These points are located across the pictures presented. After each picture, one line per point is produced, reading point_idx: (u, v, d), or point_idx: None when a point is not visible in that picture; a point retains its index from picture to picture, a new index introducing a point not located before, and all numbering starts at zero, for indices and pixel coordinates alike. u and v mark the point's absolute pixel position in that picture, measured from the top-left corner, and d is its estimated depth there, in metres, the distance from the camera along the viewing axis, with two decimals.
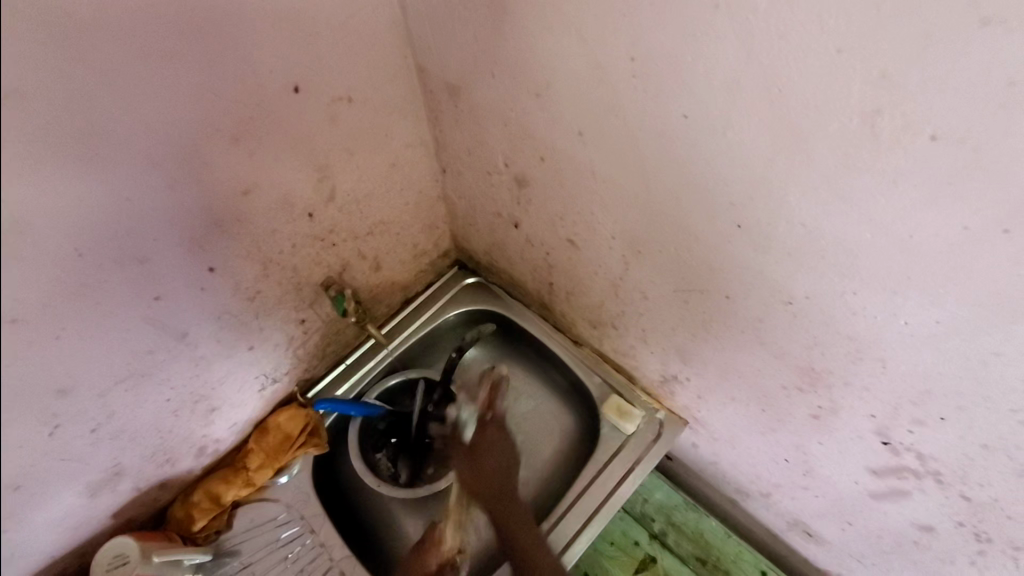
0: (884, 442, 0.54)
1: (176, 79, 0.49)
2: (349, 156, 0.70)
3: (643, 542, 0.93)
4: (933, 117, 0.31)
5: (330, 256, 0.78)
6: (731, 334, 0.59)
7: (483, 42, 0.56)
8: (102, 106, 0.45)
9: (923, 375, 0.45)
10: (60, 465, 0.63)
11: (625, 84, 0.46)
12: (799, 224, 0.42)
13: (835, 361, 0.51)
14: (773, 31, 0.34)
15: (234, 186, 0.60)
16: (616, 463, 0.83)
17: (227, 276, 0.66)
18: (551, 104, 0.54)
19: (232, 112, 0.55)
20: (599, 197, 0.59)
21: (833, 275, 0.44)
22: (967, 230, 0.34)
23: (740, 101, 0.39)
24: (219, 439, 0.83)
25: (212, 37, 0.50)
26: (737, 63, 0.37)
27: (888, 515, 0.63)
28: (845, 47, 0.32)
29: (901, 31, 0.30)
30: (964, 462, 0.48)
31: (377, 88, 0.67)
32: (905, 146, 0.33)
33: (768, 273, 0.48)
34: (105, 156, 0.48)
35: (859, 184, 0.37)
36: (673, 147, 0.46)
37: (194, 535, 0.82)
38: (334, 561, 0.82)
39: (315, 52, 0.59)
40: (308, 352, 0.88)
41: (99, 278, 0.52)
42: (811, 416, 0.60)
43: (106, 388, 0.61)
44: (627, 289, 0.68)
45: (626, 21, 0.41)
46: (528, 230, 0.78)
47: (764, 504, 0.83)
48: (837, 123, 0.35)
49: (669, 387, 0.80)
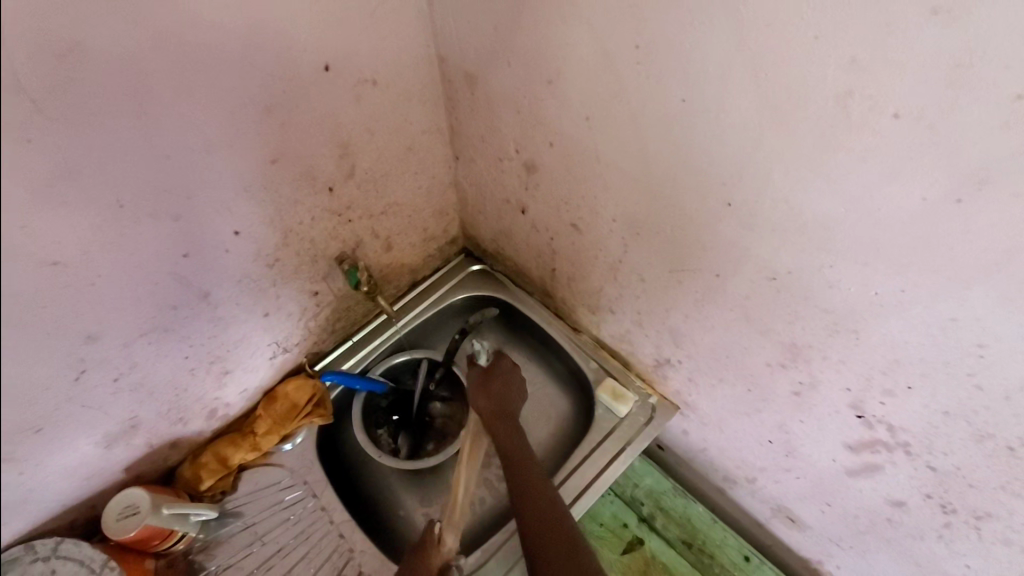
0: (859, 415, 0.58)
1: (221, 50, 0.54)
2: (370, 136, 0.75)
3: (631, 525, 0.96)
4: (895, 97, 0.36)
5: (346, 231, 0.83)
6: (720, 312, 0.63)
7: (501, 32, 0.60)
8: (154, 68, 0.51)
9: (892, 346, 0.49)
10: (82, 411, 0.66)
11: (628, 69, 0.50)
12: (783, 201, 0.47)
13: (814, 336, 0.55)
14: (761, 21, 0.39)
15: (263, 155, 0.65)
16: (608, 443, 0.87)
17: (250, 241, 0.71)
18: (561, 90, 0.59)
19: (268, 85, 0.60)
20: (603, 179, 0.63)
21: (812, 249, 0.48)
22: (925, 202, 0.39)
23: (730, 86, 0.44)
24: (229, 404, 0.87)
25: (256, 14, 0.55)
26: (728, 49, 0.42)
27: (863, 492, 0.66)
28: (821, 35, 0.37)
29: (866, 21, 0.34)
30: (929, 431, 0.53)
31: (399, 74, 0.72)
32: (872, 124, 0.38)
33: (755, 249, 0.53)
34: (151, 114, 0.53)
35: (834, 161, 0.41)
36: (671, 128, 0.51)
37: (201, 494, 0.85)
38: (334, 524, 0.86)
39: (346, 33, 0.63)
40: (318, 326, 0.92)
41: (135, 229, 0.57)
42: (792, 393, 0.64)
43: (131, 338, 0.65)
44: (625, 272, 0.72)
45: (633, 11, 0.46)
46: (533, 216, 0.82)
47: (748, 489, 0.87)
48: (815, 104, 0.40)
49: (662, 372, 0.84)
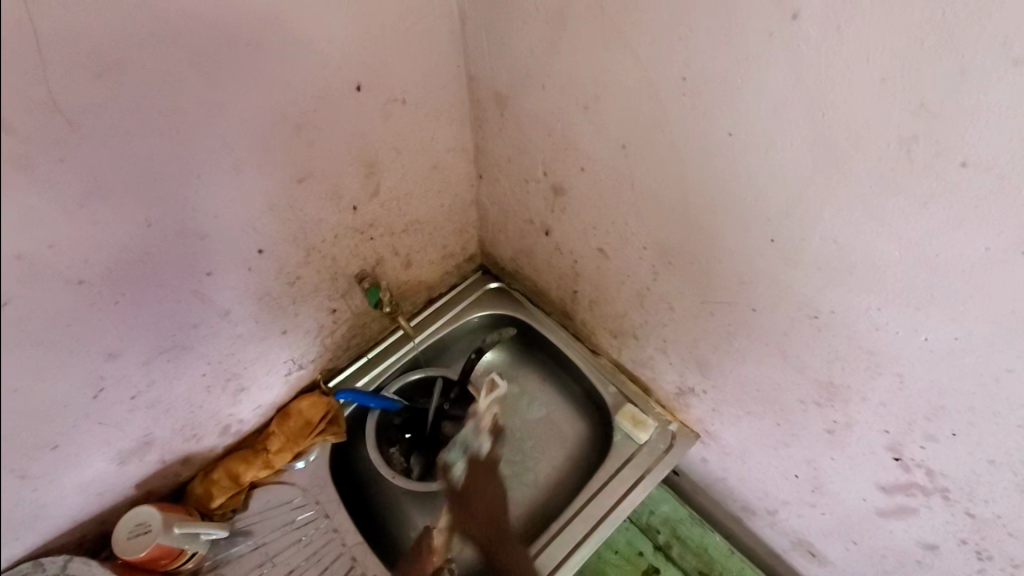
0: (896, 458, 0.56)
1: (255, 69, 0.53)
2: (396, 154, 0.74)
3: (647, 553, 0.94)
4: (964, 146, 0.35)
5: (367, 249, 0.81)
6: (753, 346, 0.62)
7: (537, 56, 0.60)
8: (188, 88, 0.50)
9: (938, 391, 0.48)
10: (98, 428, 0.65)
11: (672, 100, 0.49)
12: (831, 241, 0.46)
13: (853, 376, 0.53)
14: (823, 60, 0.38)
15: (291, 173, 0.64)
16: (626, 471, 0.86)
17: (272, 259, 0.69)
18: (598, 116, 0.58)
19: (299, 104, 0.59)
20: (636, 207, 0.62)
21: (859, 290, 0.47)
22: (989, 252, 0.37)
23: (783, 122, 0.42)
24: (242, 419, 0.85)
25: (291, 33, 0.54)
26: (784, 85, 0.41)
27: (893, 534, 0.65)
28: (888, 77, 0.36)
29: (940, 66, 0.33)
30: (971, 478, 0.51)
31: (428, 94, 0.72)
32: (938, 171, 0.37)
33: (796, 286, 0.51)
34: (184, 133, 0.52)
35: (890, 205, 0.40)
36: (713, 161, 0.50)
37: (212, 512, 0.84)
38: (346, 546, 0.84)
39: (379, 52, 0.63)
40: (335, 342, 0.90)
41: (161, 248, 0.56)
42: (825, 431, 0.62)
43: (151, 356, 0.64)
44: (652, 299, 0.71)
45: (682, 44, 0.45)
46: (558, 238, 0.81)
47: (768, 521, 0.85)
48: (875, 146, 0.39)
49: (684, 400, 0.83)
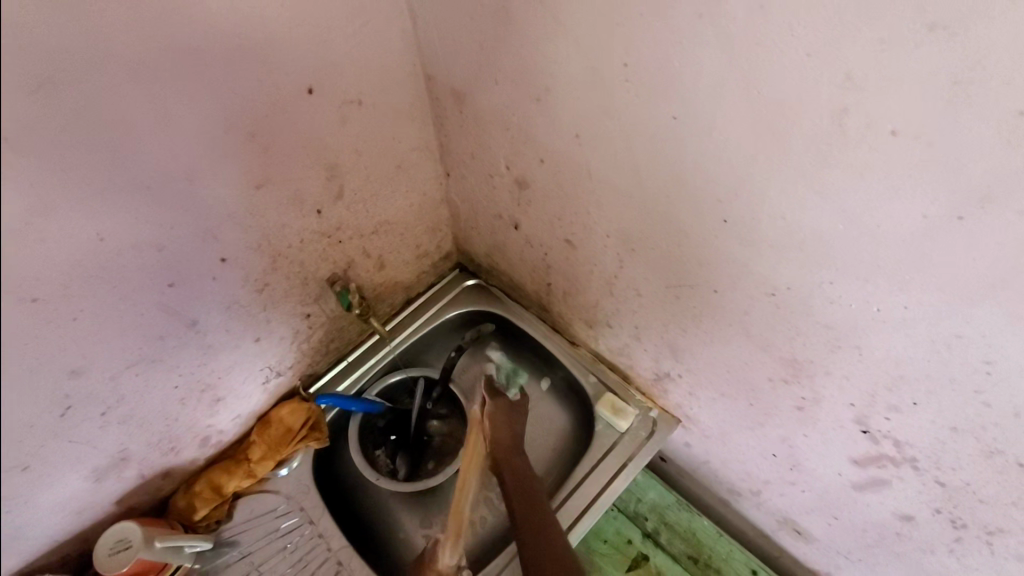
0: (864, 430, 0.57)
1: (200, 77, 0.53)
2: (357, 156, 0.74)
3: (636, 541, 0.95)
4: (891, 116, 0.35)
5: (336, 252, 0.81)
6: (719, 328, 0.62)
7: (487, 49, 0.59)
8: (131, 99, 0.49)
9: (896, 361, 0.48)
10: (69, 447, 0.65)
11: (618, 87, 0.49)
12: (780, 218, 0.46)
13: (816, 352, 0.53)
14: (751, 38, 0.38)
15: (248, 180, 0.63)
16: (609, 460, 0.86)
17: (238, 267, 0.69)
18: (550, 107, 0.58)
19: (250, 111, 0.59)
20: (596, 196, 0.62)
21: (812, 266, 0.47)
22: (927, 218, 0.37)
23: (721, 104, 0.43)
24: (222, 430, 0.85)
25: (234, 39, 0.53)
26: (718, 65, 0.41)
27: (870, 506, 0.65)
28: (813, 52, 0.36)
29: (860, 37, 0.33)
30: (936, 446, 0.51)
31: (386, 94, 0.71)
32: (869, 143, 0.37)
33: (752, 265, 0.51)
34: (131, 145, 0.51)
35: (830, 177, 0.40)
36: (663, 145, 0.50)
37: (195, 525, 0.83)
38: (332, 551, 0.84)
39: (329, 54, 0.62)
40: (312, 347, 0.90)
41: (117, 262, 0.56)
42: (795, 408, 0.62)
43: (118, 371, 0.63)
44: (621, 287, 0.71)
45: (620, 29, 0.45)
46: (527, 231, 0.81)
47: (753, 502, 0.86)
48: (809, 121, 0.39)
49: (662, 385, 0.83)
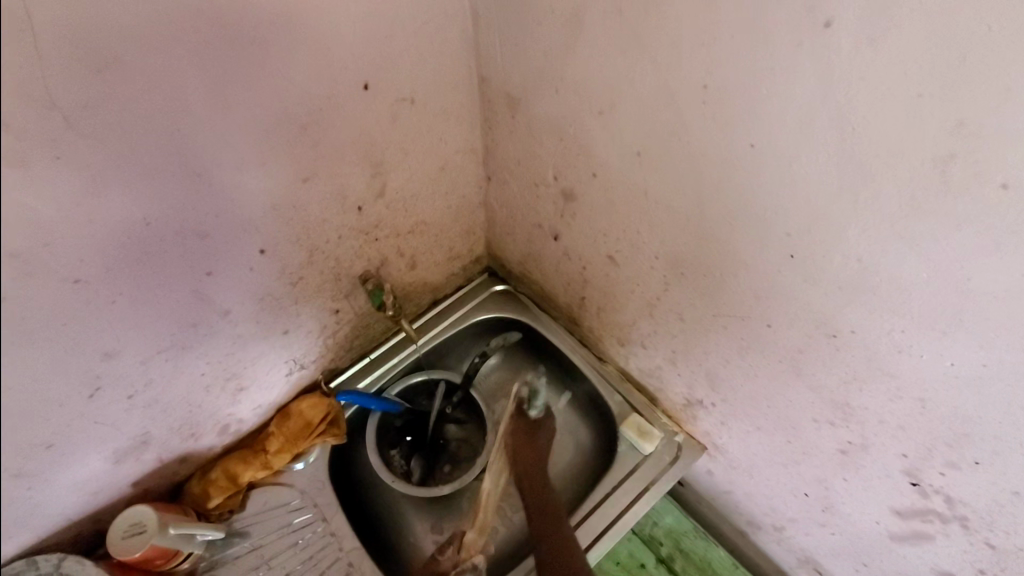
0: (913, 483, 0.54)
1: (260, 65, 0.51)
2: (404, 155, 0.72)
3: (649, 565, 0.93)
4: (1004, 168, 0.33)
5: (372, 250, 0.80)
6: (766, 362, 0.60)
7: (552, 57, 0.57)
8: (190, 84, 0.48)
9: (963, 419, 0.45)
10: (93, 428, 0.64)
11: (693, 108, 0.47)
12: (856, 259, 0.43)
13: (873, 399, 0.51)
14: (857, 72, 0.36)
15: (295, 173, 0.62)
16: (631, 482, 0.84)
17: (275, 259, 0.68)
18: (613, 122, 0.56)
19: (305, 102, 0.57)
20: (649, 217, 0.60)
21: (885, 313, 0.44)
22: None
23: (809, 138, 0.41)
24: (242, 419, 0.84)
25: (296, 28, 0.52)
26: (811, 96, 0.39)
27: (906, 558, 0.63)
28: (925, 92, 0.33)
29: (985, 82, 0.31)
30: (993, 509, 0.49)
31: (438, 94, 0.70)
32: (974, 193, 0.34)
33: (814, 303, 0.49)
34: (185, 131, 0.50)
35: (920, 224, 0.38)
36: (735, 173, 0.48)
37: (209, 512, 0.82)
38: (344, 551, 0.83)
39: (388, 52, 0.61)
40: (337, 342, 0.89)
41: (160, 247, 0.54)
42: (838, 451, 0.60)
43: (148, 355, 0.62)
44: (663, 309, 0.69)
45: (704, 51, 0.43)
46: (567, 243, 0.79)
47: (775, 537, 0.83)
48: (907, 164, 0.36)
49: (692, 412, 0.81)
